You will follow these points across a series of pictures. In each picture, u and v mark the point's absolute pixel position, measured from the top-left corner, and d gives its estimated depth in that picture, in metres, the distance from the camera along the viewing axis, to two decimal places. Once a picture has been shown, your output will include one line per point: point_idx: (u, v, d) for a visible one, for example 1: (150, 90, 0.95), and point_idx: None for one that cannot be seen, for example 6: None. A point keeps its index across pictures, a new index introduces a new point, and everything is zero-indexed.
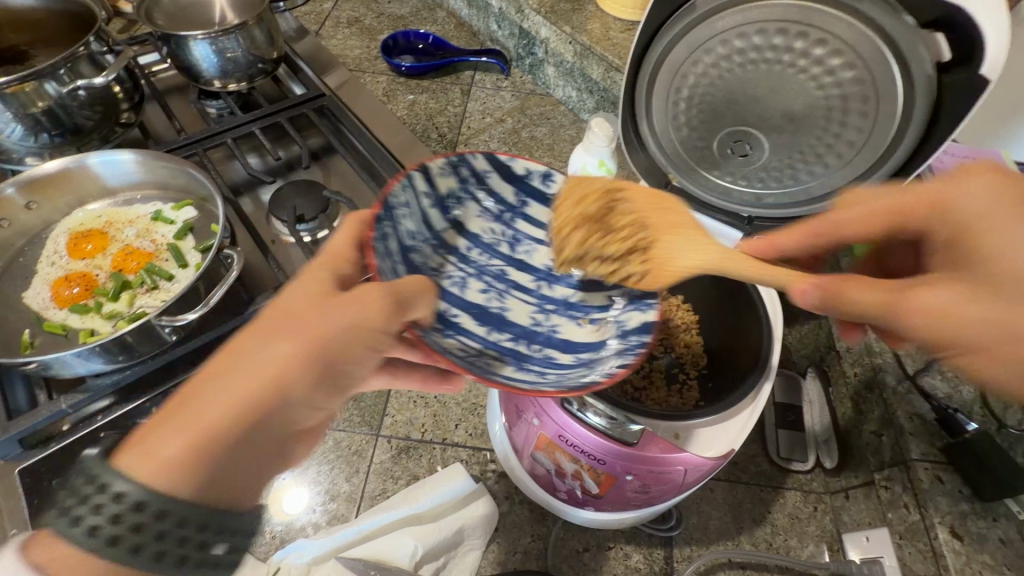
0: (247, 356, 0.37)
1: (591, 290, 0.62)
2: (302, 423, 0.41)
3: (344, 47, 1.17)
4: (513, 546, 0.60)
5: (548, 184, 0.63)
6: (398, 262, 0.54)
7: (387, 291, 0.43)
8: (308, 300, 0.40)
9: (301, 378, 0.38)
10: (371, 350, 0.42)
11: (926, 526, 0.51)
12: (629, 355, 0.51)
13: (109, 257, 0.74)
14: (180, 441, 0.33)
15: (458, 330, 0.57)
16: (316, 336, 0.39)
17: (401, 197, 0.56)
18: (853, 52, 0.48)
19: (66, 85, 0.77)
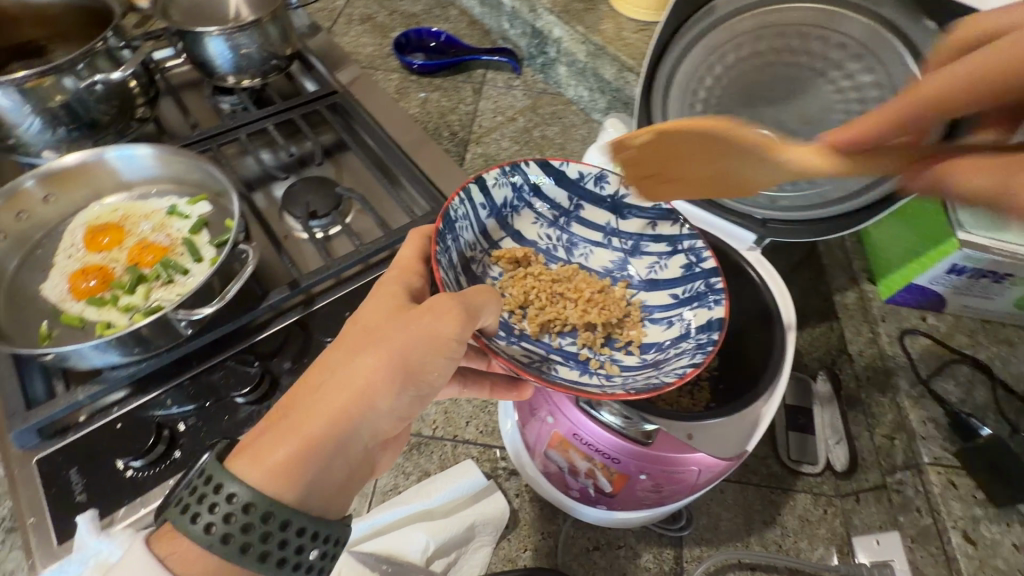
0: (339, 372, 0.44)
1: (652, 290, 0.61)
2: (390, 426, 0.47)
3: (357, 45, 1.17)
4: (524, 544, 0.61)
5: (602, 185, 0.62)
6: (461, 273, 0.55)
7: (452, 300, 0.46)
8: (383, 319, 0.46)
9: (383, 388, 0.44)
10: (444, 359, 0.46)
11: (938, 530, 0.51)
12: (699, 355, 0.50)
13: (125, 251, 0.75)
14: (289, 448, 0.40)
15: (523, 335, 0.56)
16: (393, 352, 0.44)
17: (459, 210, 0.57)
18: (872, 57, 0.50)
19: (84, 80, 0.77)
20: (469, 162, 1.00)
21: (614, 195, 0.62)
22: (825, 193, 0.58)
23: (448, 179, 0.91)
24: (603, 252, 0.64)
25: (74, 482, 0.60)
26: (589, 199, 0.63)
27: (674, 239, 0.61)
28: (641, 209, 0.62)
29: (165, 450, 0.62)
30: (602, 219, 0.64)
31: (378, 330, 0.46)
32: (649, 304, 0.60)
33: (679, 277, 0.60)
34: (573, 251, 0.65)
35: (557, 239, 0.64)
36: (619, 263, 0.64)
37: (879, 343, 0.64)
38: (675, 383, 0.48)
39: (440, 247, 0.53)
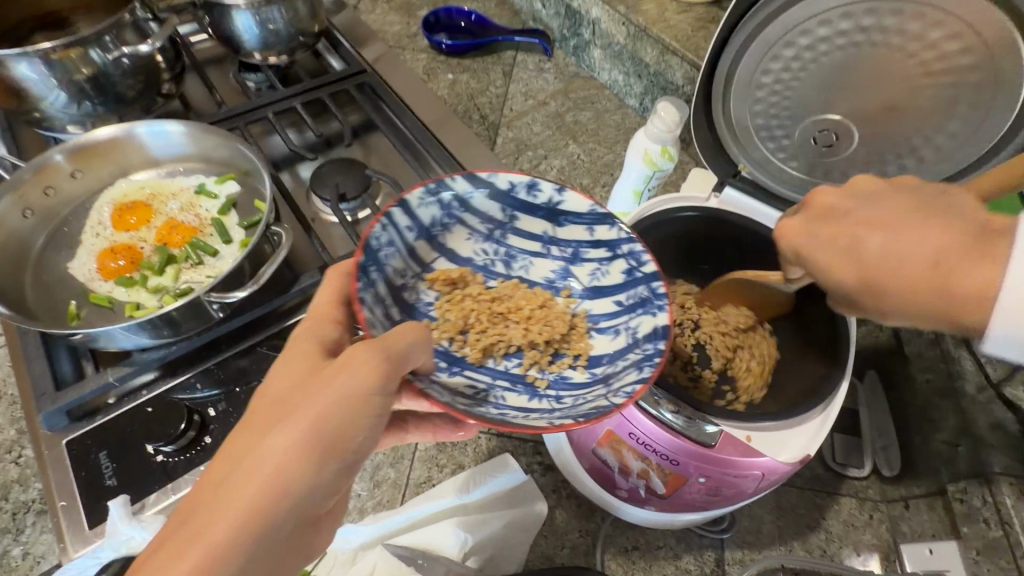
0: (244, 461, 0.37)
1: (598, 297, 0.56)
2: (319, 505, 0.41)
3: (383, 23, 1.13)
4: (561, 541, 0.59)
5: (534, 194, 0.56)
6: (389, 305, 0.51)
7: (371, 348, 0.40)
8: (294, 386, 0.40)
9: (298, 472, 0.37)
10: (372, 420, 0.40)
11: (1010, 543, 0.51)
12: (647, 367, 0.46)
13: (153, 230, 0.73)
14: (190, 562, 0.34)
15: (466, 362, 0.52)
16: (307, 426, 0.38)
17: (381, 237, 0.52)
18: (974, 36, 0.46)
19: (111, 53, 0.75)
20: (500, 147, 0.97)
21: (549, 202, 0.56)
22: None
23: (479, 163, 0.88)
24: (543, 263, 0.58)
25: (105, 465, 0.58)
26: (524, 210, 0.57)
27: (613, 244, 0.55)
28: (577, 215, 0.56)
29: (198, 435, 0.60)
30: (539, 227, 0.58)
31: (288, 400, 0.39)
32: (593, 314, 0.55)
33: (622, 283, 0.55)
34: (513, 264, 0.59)
35: (492, 254, 0.58)
36: (561, 273, 0.58)
37: (942, 345, 0.62)
38: (625, 404, 0.43)
39: (360, 282, 0.49)
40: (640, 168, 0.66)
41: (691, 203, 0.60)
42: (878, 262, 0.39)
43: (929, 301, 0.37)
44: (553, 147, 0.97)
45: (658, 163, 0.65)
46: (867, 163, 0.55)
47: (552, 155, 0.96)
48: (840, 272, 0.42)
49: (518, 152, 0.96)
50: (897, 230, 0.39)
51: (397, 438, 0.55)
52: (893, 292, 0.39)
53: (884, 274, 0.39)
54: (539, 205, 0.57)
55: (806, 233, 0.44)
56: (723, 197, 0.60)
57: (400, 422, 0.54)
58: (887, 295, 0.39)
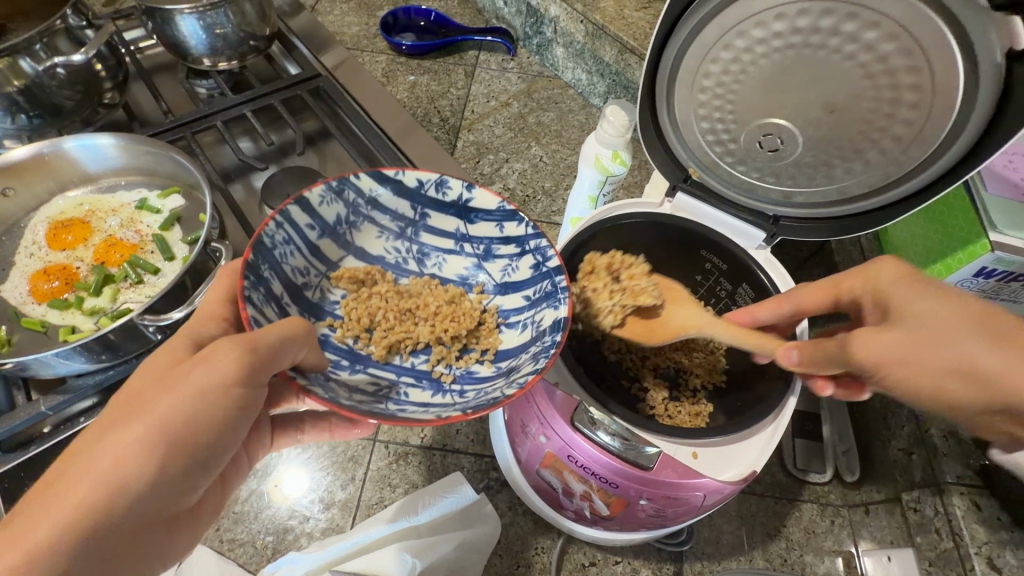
0: (86, 455, 0.35)
1: (508, 293, 0.57)
2: (175, 499, 0.39)
3: (342, 24, 1.10)
4: (516, 560, 0.57)
5: (443, 192, 0.56)
6: (288, 304, 0.50)
7: (233, 342, 0.39)
8: (154, 377, 0.39)
9: (147, 465, 0.36)
10: (232, 412, 0.39)
11: (961, 556, 0.50)
12: (542, 359, 0.46)
13: (90, 249, 0.70)
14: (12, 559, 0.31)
15: (370, 359, 0.53)
16: (159, 420, 0.36)
17: (276, 236, 0.50)
18: (910, 37, 0.44)
19: (42, 62, 0.71)
20: (460, 150, 0.94)
21: (458, 200, 0.56)
22: (843, 188, 0.53)
23: (437, 170, 0.86)
24: (457, 260, 0.59)
25: None
26: (434, 207, 0.57)
27: (521, 240, 0.55)
28: (486, 212, 0.56)
29: None
30: (450, 225, 0.58)
31: (144, 395, 0.38)
32: (504, 309, 0.56)
33: (530, 278, 0.55)
34: (426, 261, 0.60)
35: (406, 251, 0.59)
36: (474, 269, 0.59)
37: None
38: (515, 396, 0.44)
39: (249, 281, 0.46)
40: (592, 173, 0.64)
41: (643, 210, 0.60)
42: (993, 312, 0.40)
43: None
44: (515, 150, 0.95)
45: (610, 168, 0.63)
46: (816, 167, 0.53)
47: (514, 157, 0.94)
48: (954, 301, 0.40)
49: (478, 155, 0.94)
50: None
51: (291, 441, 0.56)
52: (1012, 340, 0.38)
53: (1006, 321, 0.39)
54: (448, 203, 0.57)
55: (913, 274, 0.44)
56: (676, 202, 0.59)
57: (296, 423, 0.56)
58: (997, 340, 0.38)
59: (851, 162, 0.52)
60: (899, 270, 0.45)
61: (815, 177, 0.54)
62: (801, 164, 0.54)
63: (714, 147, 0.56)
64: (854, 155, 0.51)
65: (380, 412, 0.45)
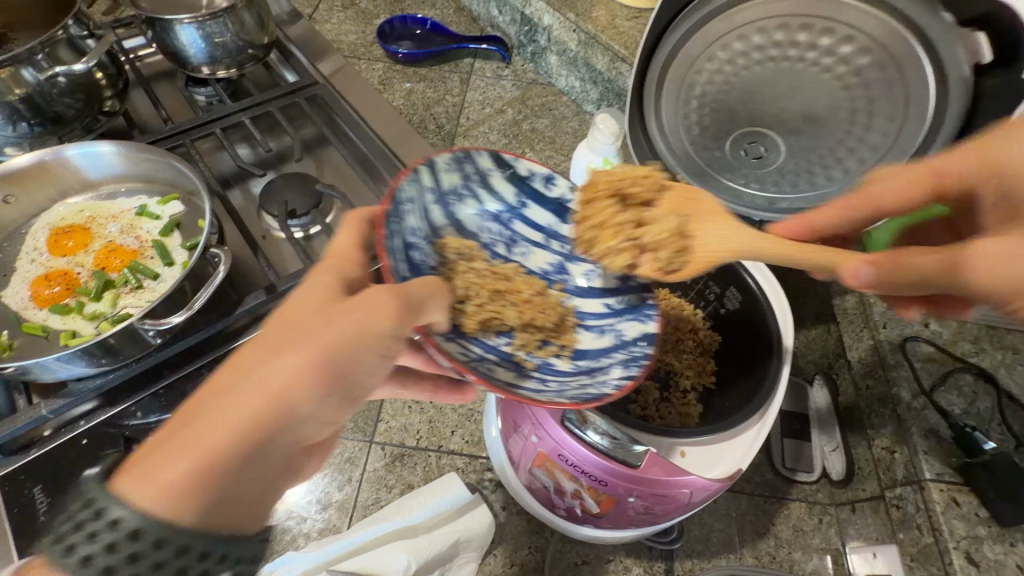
0: (251, 375, 0.36)
1: (586, 296, 0.57)
2: (314, 430, 0.40)
3: (339, 32, 1.12)
4: (510, 559, 0.59)
5: (549, 187, 0.59)
6: (398, 261, 0.50)
7: (389, 293, 0.41)
8: (312, 309, 0.39)
9: (307, 394, 0.36)
10: (381, 357, 0.41)
11: (940, 550, 0.51)
12: (633, 366, 0.49)
13: (91, 254, 0.71)
14: (190, 464, 0.32)
15: (460, 332, 0.51)
16: (320, 352, 0.37)
17: (408, 191, 0.53)
18: (881, 50, 0.47)
19: (44, 71, 0.72)
20: None
21: (560, 198, 0.59)
22: (828, 195, 0.51)
23: None
24: (542, 254, 0.59)
25: (40, 500, 0.57)
26: (535, 199, 0.59)
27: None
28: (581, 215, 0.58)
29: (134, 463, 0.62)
30: (544, 219, 0.59)
31: (302, 327, 0.38)
32: (581, 311, 0.56)
33: (614, 287, 0.56)
34: (513, 249, 0.59)
35: (496, 235, 0.59)
36: (556, 266, 0.59)
37: (880, 351, 0.63)
38: (615, 395, 0.46)
39: (385, 231, 0.50)
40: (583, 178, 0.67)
41: None
42: None
43: None
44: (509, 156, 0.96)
45: None
46: (799, 173, 0.53)
47: None
48: None
49: None
50: None
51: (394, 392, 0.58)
52: None
53: None
54: (550, 198, 0.59)
55: None
56: None
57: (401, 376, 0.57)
58: None
59: (832, 170, 0.51)
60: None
61: (799, 182, 0.53)
62: (784, 171, 0.53)
63: (703, 154, 0.55)
64: (834, 164, 0.51)
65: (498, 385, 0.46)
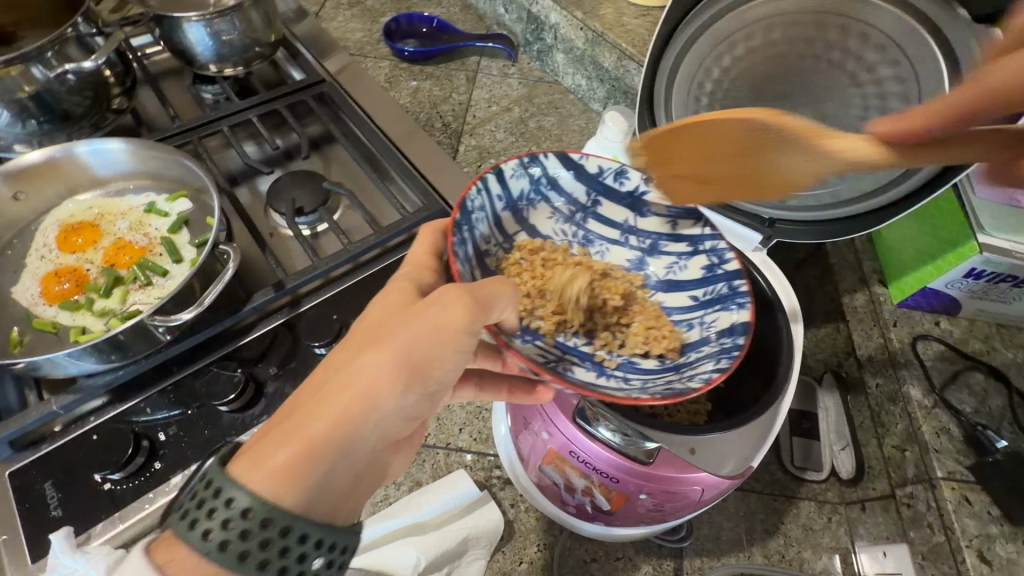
0: (342, 373, 0.39)
1: (670, 291, 0.56)
2: (401, 424, 0.43)
3: (345, 30, 1.12)
4: (519, 556, 0.59)
5: (620, 182, 0.57)
6: (474, 267, 0.50)
7: (457, 290, 0.41)
8: (391, 311, 0.43)
9: (389, 389, 0.39)
10: (458, 353, 0.42)
11: (952, 549, 0.53)
12: (725, 359, 0.47)
13: (100, 251, 0.72)
14: (290, 451, 0.36)
15: (539, 333, 0.52)
16: (399, 350, 0.40)
17: (475, 201, 0.52)
18: (896, 49, 0.46)
19: (54, 69, 0.73)
20: (463, 155, 0.96)
21: (634, 191, 0.57)
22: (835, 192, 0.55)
23: (440, 174, 0.87)
24: (620, 251, 0.58)
25: (50, 496, 0.57)
26: (608, 195, 0.58)
27: (695, 239, 0.56)
28: (658, 207, 0.57)
29: (147, 460, 0.59)
30: (620, 216, 0.58)
31: (384, 327, 0.42)
32: (666, 305, 0.55)
33: (700, 278, 0.55)
34: (590, 248, 0.59)
35: (571, 235, 0.59)
36: (637, 262, 0.58)
37: (890, 348, 0.63)
38: (701, 390, 0.45)
39: (457, 238, 0.50)
40: None
41: None
42: None
43: None
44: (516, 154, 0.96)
45: None
46: None
47: None
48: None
49: (480, 160, 0.95)
50: None
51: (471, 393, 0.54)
52: None
53: None
54: (624, 192, 0.57)
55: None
56: None
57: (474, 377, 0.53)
58: None
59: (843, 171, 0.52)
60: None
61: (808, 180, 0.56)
62: None
63: None
64: None
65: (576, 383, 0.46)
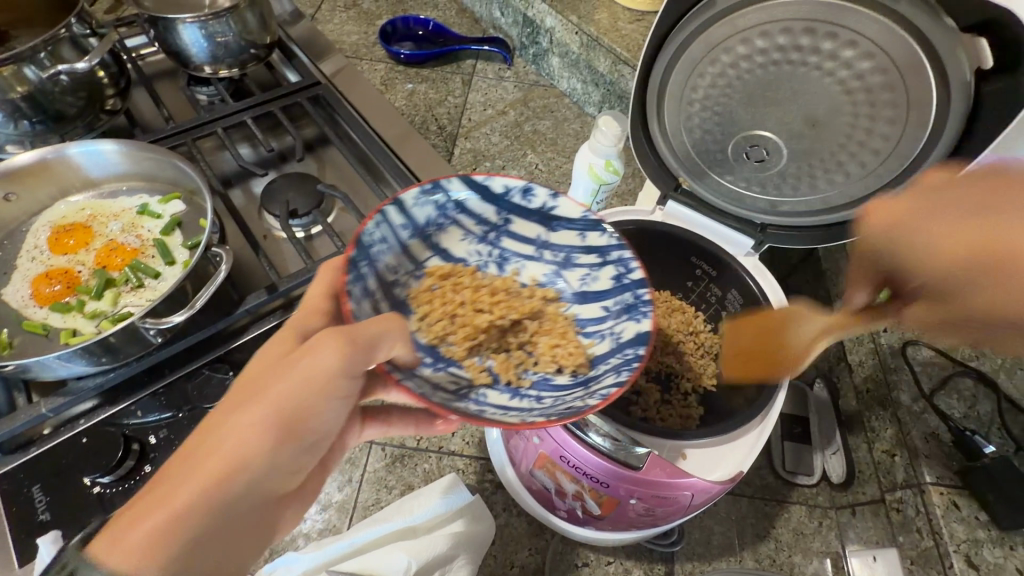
0: (212, 438, 0.39)
1: (585, 303, 0.56)
2: (278, 479, 0.43)
3: (341, 33, 1.12)
4: (511, 560, 0.59)
5: (528, 199, 0.57)
6: (379, 300, 0.51)
7: (335, 335, 0.41)
8: (267, 364, 0.43)
9: (261, 448, 0.40)
10: (335, 399, 0.43)
11: (941, 554, 0.51)
12: (625, 371, 0.48)
13: (92, 253, 0.71)
14: (153, 522, 0.35)
15: (452, 358, 0.53)
16: (272, 405, 0.40)
17: (374, 233, 0.52)
18: (884, 55, 0.47)
19: (47, 70, 0.72)
20: (457, 158, 0.96)
21: (542, 207, 0.57)
22: (827, 198, 0.54)
23: (435, 177, 0.87)
24: (536, 266, 0.59)
25: (38, 500, 0.57)
26: (518, 213, 0.58)
27: (603, 250, 0.56)
28: (569, 221, 0.57)
29: (136, 464, 0.59)
30: (532, 231, 0.58)
31: (257, 383, 0.41)
32: (581, 319, 0.55)
33: (609, 290, 0.55)
34: (505, 265, 0.59)
35: (486, 255, 0.58)
36: (552, 276, 0.58)
37: (880, 355, 0.64)
38: (599, 406, 0.45)
39: (350, 277, 0.49)
40: (586, 181, 0.67)
41: (637, 217, 0.62)
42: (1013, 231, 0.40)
43: None
44: (511, 157, 0.97)
45: (603, 176, 0.65)
46: (800, 177, 0.55)
47: (510, 165, 0.96)
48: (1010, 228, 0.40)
49: (475, 162, 0.96)
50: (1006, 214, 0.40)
51: (380, 429, 0.56)
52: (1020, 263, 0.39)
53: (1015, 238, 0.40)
54: (532, 209, 0.57)
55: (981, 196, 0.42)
56: (667, 210, 0.61)
57: (382, 415, 0.56)
58: None
59: (833, 174, 0.53)
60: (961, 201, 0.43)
61: (799, 186, 0.55)
62: (785, 174, 0.56)
63: (704, 156, 0.59)
64: (836, 167, 0.53)
65: (466, 411, 0.46)
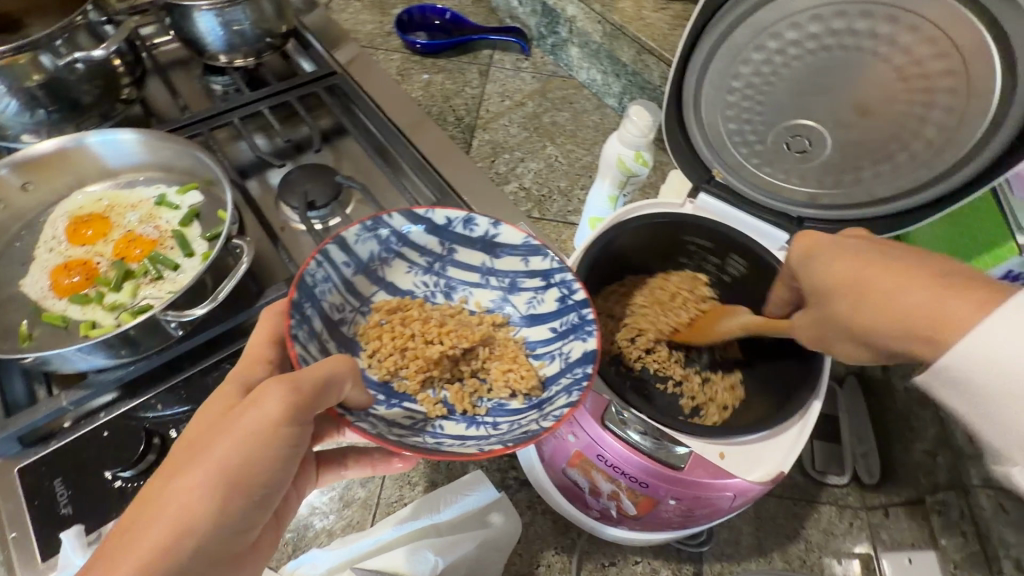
0: (148, 511, 0.37)
1: (534, 325, 0.57)
2: (234, 540, 0.41)
3: (356, 22, 1.10)
4: (536, 559, 0.58)
5: (471, 228, 0.57)
6: (326, 339, 0.51)
7: (277, 382, 0.40)
8: (207, 424, 0.41)
9: (204, 514, 0.38)
10: (282, 451, 0.41)
11: (989, 557, 0.53)
12: (576, 391, 0.47)
13: (110, 244, 0.70)
14: None
15: (405, 394, 0.53)
16: (216, 464, 0.39)
17: (317, 273, 0.52)
18: (948, 40, 0.45)
19: (63, 57, 0.71)
20: (476, 150, 0.95)
21: (484, 235, 0.57)
22: (871, 189, 0.54)
23: (455, 169, 0.86)
24: (483, 292, 0.59)
25: (60, 492, 0.56)
26: (462, 242, 0.58)
27: (547, 274, 0.55)
28: (512, 247, 0.57)
29: (157, 459, 0.57)
30: (477, 259, 0.59)
31: (200, 442, 0.40)
32: (530, 341, 0.56)
33: (556, 311, 0.55)
34: (453, 294, 0.60)
35: (433, 285, 0.59)
36: (499, 301, 0.59)
37: None
38: (553, 429, 0.45)
39: (295, 319, 0.48)
40: (613, 173, 0.65)
41: (664, 209, 0.60)
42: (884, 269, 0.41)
43: (912, 308, 0.37)
44: (530, 149, 0.95)
45: (632, 168, 0.64)
46: (844, 168, 0.55)
47: (529, 157, 0.94)
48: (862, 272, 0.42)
49: (494, 154, 0.94)
50: (860, 267, 0.42)
51: (335, 476, 0.55)
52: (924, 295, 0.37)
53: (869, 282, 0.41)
54: (475, 238, 0.58)
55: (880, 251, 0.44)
56: (698, 203, 0.59)
57: (340, 459, 0.54)
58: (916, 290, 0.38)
59: (880, 165, 0.53)
60: (851, 250, 0.45)
61: (842, 179, 0.55)
62: (828, 165, 0.55)
63: (739, 146, 0.58)
64: (883, 158, 0.53)
65: (419, 446, 0.46)
